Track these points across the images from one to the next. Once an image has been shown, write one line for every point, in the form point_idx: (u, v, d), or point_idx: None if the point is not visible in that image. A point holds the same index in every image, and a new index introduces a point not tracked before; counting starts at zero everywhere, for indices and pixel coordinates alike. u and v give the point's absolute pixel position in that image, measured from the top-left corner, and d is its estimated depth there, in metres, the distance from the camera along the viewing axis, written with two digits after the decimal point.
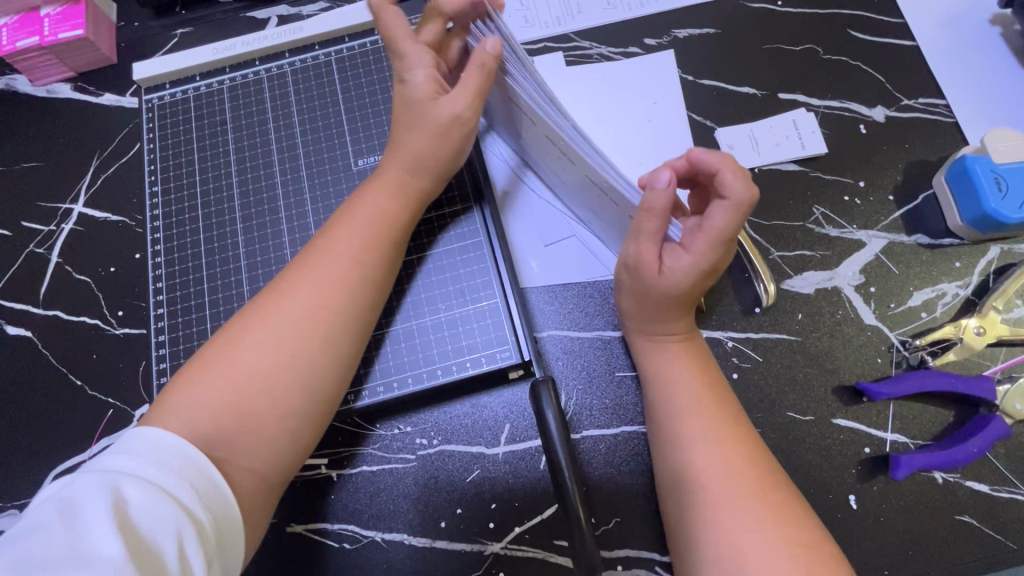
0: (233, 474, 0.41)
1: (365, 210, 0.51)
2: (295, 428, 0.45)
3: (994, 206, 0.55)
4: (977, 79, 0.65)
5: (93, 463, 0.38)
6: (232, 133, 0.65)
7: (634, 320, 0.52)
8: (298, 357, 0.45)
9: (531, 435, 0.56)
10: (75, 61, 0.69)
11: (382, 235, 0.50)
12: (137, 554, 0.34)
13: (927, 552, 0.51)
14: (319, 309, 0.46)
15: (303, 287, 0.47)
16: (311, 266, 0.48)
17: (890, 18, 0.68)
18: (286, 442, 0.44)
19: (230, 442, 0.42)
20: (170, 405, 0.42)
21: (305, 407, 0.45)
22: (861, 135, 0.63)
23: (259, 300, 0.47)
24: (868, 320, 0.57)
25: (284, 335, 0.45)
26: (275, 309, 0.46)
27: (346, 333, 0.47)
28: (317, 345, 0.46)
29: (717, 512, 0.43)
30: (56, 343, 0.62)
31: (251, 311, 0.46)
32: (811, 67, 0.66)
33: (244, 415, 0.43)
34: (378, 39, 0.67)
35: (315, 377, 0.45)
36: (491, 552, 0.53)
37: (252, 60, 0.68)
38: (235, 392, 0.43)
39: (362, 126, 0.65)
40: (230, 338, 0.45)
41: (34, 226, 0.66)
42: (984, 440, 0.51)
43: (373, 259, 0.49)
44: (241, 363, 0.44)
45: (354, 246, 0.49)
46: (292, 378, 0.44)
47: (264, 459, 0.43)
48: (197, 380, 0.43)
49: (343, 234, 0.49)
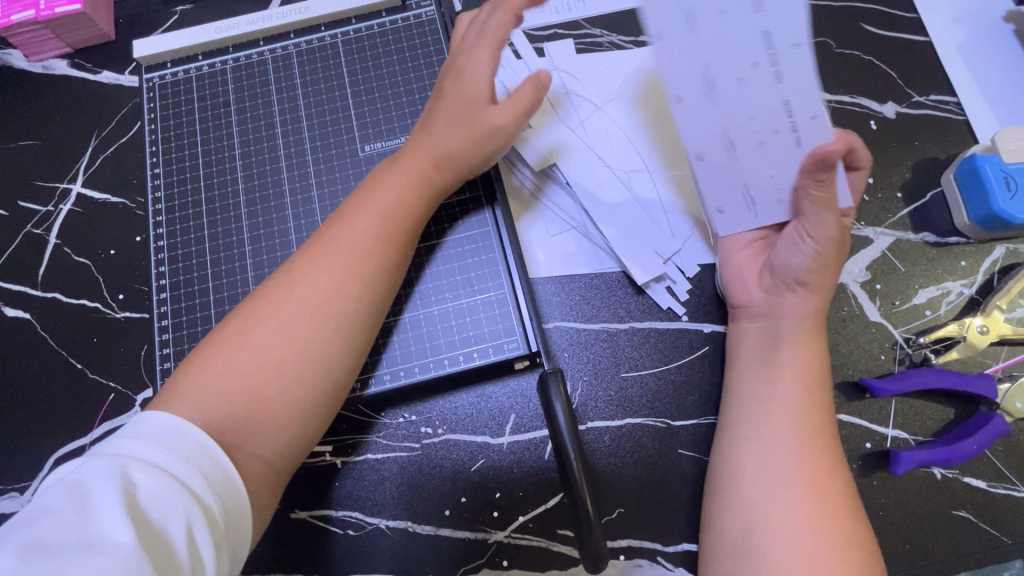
0: (243, 462, 0.41)
1: (386, 199, 0.50)
2: (306, 416, 0.44)
3: (1001, 206, 0.55)
4: (990, 77, 0.65)
5: (102, 446, 0.38)
6: (236, 115, 0.64)
7: (801, 296, 0.51)
8: (313, 344, 0.44)
9: (537, 425, 0.56)
10: (73, 36, 0.67)
11: (398, 224, 0.50)
12: (147, 542, 0.33)
13: (923, 545, 0.52)
14: (336, 297, 0.46)
15: (319, 274, 0.46)
16: (330, 252, 0.47)
17: (904, 12, 0.67)
18: (298, 431, 0.44)
19: (239, 430, 0.41)
20: (180, 390, 0.42)
21: (317, 396, 0.45)
22: (871, 130, 0.63)
23: (270, 286, 0.46)
24: (873, 317, 0.57)
25: (299, 322, 0.45)
26: (290, 294, 0.45)
27: (360, 320, 0.47)
28: (332, 332, 0.45)
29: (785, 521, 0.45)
30: (56, 326, 0.61)
31: (262, 296, 0.46)
32: (824, 61, 0.66)
33: (255, 401, 0.42)
34: (386, 21, 0.66)
35: (329, 365, 0.45)
36: (496, 540, 0.54)
37: (256, 40, 0.66)
38: (247, 378, 0.42)
39: (369, 109, 0.63)
40: (243, 323, 0.44)
41: (32, 206, 0.64)
42: (983, 438, 0.52)
43: (391, 251, 0.49)
44: (255, 349, 0.43)
45: (373, 236, 0.48)
46: (307, 365, 0.44)
47: (273, 445, 0.43)
48: (208, 366, 0.42)
49: (358, 220, 0.49)
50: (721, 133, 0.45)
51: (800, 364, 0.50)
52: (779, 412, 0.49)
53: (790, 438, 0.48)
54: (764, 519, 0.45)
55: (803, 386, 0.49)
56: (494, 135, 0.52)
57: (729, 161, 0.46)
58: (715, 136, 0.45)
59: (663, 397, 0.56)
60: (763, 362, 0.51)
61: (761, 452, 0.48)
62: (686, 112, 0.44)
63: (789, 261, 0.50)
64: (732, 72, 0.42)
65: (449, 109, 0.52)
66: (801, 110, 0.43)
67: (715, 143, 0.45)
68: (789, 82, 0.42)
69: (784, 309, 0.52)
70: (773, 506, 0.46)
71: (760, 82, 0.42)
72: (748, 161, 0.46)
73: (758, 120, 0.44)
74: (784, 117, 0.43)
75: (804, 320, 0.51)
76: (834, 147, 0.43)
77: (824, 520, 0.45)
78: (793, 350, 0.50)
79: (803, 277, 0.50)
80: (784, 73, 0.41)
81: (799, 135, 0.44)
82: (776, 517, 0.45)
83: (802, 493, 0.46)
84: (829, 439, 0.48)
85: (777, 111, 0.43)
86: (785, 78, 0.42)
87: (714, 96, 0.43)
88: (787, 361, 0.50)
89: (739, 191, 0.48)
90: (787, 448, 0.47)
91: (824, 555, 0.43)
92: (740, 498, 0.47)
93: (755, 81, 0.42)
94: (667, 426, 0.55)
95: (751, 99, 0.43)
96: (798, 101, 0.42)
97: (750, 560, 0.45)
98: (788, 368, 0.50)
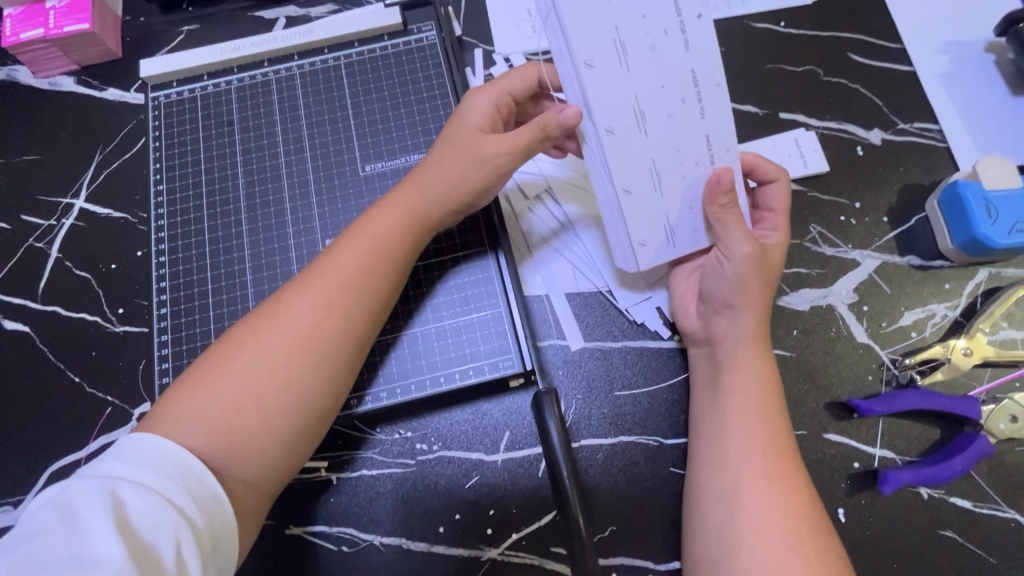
0: (228, 482, 0.42)
1: (372, 231, 0.51)
2: (286, 442, 0.45)
3: (983, 231, 0.57)
4: (972, 106, 0.67)
5: (85, 469, 0.38)
6: (239, 134, 0.65)
7: (723, 341, 0.53)
8: (296, 375, 0.45)
9: (531, 442, 0.57)
10: (81, 54, 0.68)
11: (383, 257, 0.51)
12: (139, 558, 0.34)
13: (911, 564, 0.53)
14: (319, 327, 0.47)
15: (304, 304, 0.47)
16: (318, 283, 0.48)
17: (889, 43, 0.69)
18: (276, 459, 0.44)
19: (220, 453, 0.42)
20: (167, 411, 0.42)
21: (295, 423, 0.45)
22: (857, 156, 0.65)
23: (259, 313, 0.47)
24: (860, 338, 0.59)
25: (283, 353, 0.45)
26: (278, 324, 0.46)
27: (343, 351, 0.47)
28: (317, 364, 0.46)
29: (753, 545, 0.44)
30: (55, 339, 0.61)
31: (251, 322, 0.47)
32: (813, 89, 0.68)
33: (234, 429, 0.42)
34: (388, 44, 0.68)
35: (309, 398, 0.46)
36: (488, 558, 0.54)
37: (260, 61, 0.68)
38: (228, 404, 0.43)
39: (370, 130, 0.65)
40: (228, 350, 0.45)
41: (35, 220, 0.65)
42: (967, 459, 0.53)
43: (376, 280, 0.50)
44: (237, 375, 0.44)
45: (357, 267, 0.49)
46: (287, 395, 0.45)
47: (254, 469, 0.43)
48: (192, 389, 0.43)
49: (345, 253, 0.50)
50: (649, 165, 0.48)
51: (746, 386, 0.51)
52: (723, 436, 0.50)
53: (734, 460, 0.48)
54: (724, 541, 0.46)
55: (746, 410, 0.50)
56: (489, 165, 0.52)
57: (656, 194, 0.49)
58: (643, 170, 0.48)
59: (656, 417, 0.57)
60: (710, 387, 0.53)
61: (712, 477, 0.49)
62: (618, 140, 0.47)
63: (714, 285, 0.53)
64: (663, 107, 0.48)
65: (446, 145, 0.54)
66: (718, 144, 0.50)
67: (644, 176, 0.48)
68: (715, 117, 0.49)
69: (726, 340, 0.53)
70: (732, 528, 0.46)
71: (686, 118, 0.49)
72: (671, 193, 0.50)
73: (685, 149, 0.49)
74: (705, 150, 0.50)
75: (739, 351, 0.52)
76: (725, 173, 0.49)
77: (793, 541, 0.44)
78: (737, 373, 0.52)
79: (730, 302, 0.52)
80: (707, 109, 0.49)
81: (715, 161, 0.50)
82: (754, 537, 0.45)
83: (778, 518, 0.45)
84: (784, 455, 0.48)
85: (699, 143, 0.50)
86: (707, 113, 0.49)
87: (644, 129, 0.47)
88: (726, 387, 0.52)
89: (659, 223, 0.50)
90: (732, 471, 0.48)
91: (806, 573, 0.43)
92: (693, 520, 0.49)
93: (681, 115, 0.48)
94: (659, 445, 0.56)
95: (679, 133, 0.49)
96: (716, 135, 0.50)
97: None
98: (728, 391, 0.51)
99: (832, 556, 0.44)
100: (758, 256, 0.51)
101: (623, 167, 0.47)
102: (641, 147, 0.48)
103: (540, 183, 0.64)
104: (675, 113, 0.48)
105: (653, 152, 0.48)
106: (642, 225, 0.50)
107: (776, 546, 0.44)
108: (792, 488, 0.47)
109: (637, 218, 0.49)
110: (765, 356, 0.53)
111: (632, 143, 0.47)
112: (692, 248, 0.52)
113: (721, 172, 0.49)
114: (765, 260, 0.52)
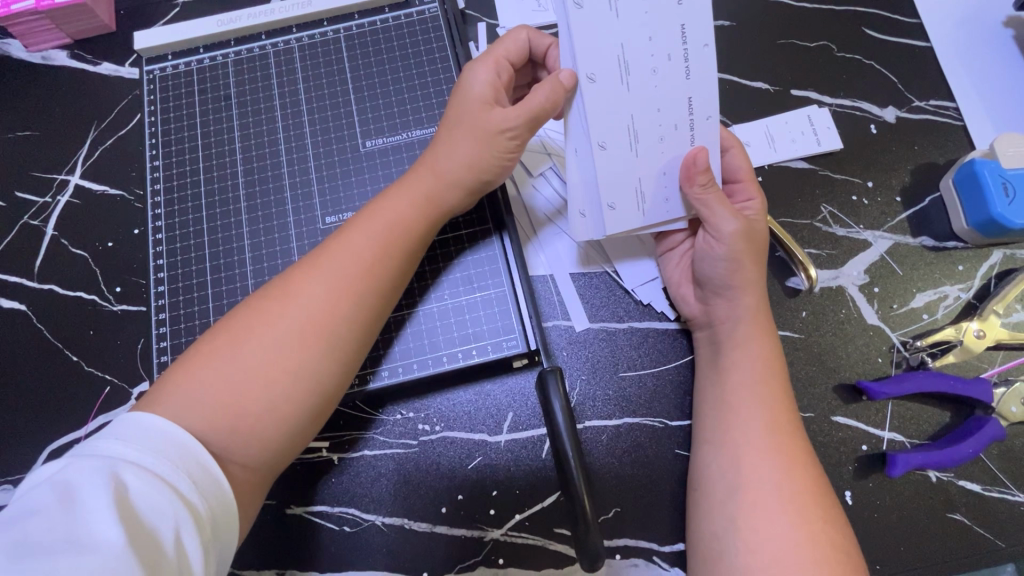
0: (228, 467, 0.41)
1: (384, 214, 0.49)
2: (295, 429, 0.44)
3: (1000, 211, 0.55)
4: (989, 84, 0.65)
5: (85, 447, 0.37)
6: (236, 108, 0.64)
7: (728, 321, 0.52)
8: (302, 362, 0.43)
9: (534, 424, 0.56)
10: (73, 27, 0.66)
11: (395, 243, 0.49)
12: (137, 542, 0.33)
13: (918, 547, 0.52)
14: (330, 314, 0.45)
15: (313, 289, 0.45)
16: (329, 267, 0.46)
17: (905, 17, 0.67)
18: (284, 443, 0.44)
19: (223, 439, 0.41)
20: (167, 396, 0.41)
21: (302, 411, 0.44)
22: (871, 134, 0.63)
23: (265, 296, 0.46)
24: (870, 320, 0.58)
25: (292, 339, 0.43)
26: (285, 306, 0.44)
27: (353, 339, 0.46)
28: (325, 349, 0.44)
29: (757, 525, 0.44)
30: (52, 318, 0.60)
31: (256, 307, 0.45)
32: (826, 65, 0.66)
33: (241, 413, 0.41)
34: (389, 17, 0.66)
35: (318, 385, 0.44)
36: (491, 538, 0.54)
37: (257, 34, 0.66)
38: (234, 391, 0.42)
39: (372, 106, 0.63)
40: (234, 331, 0.44)
41: (30, 197, 0.64)
42: (978, 441, 0.52)
43: (388, 266, 0.48)
44: (245, 363, 0.42)
45: (367, 249, 0.47)
46: (296, 381, 0.43)
47: (259, 455, 0.43)
48: (194, 374, 0.42)
49: (356, 237, 0.48)
50: (627, 124, 0.48)
51: (747, 363, 0.50)
52: (739, 416, 0.49)
53: (742, 441, 0.47)
54: (724, 523, 0.45)
55: (752, 391, 0.49)
56: (497, 134, 0.49)
57: (631, 155, 0.49)
58: (620, 125, 0.48)
59: (661, 398, 0.56)
60: (712, 369, 0.52)
61: (713, 460, 0.49)
62: (601, 90, 0.47)
63: (706, 267, 0.53)
64: (647, 61, 0.47)
65: (452, 121, 0.51)
66: (699, 112, 0.49)
67: (621, 133, 0.48)
68: (700, 79, 0.48)
69: (728, 314, 0.52)
70: (732, 506, 0.45)
71: (672, 75, 0.48)
72: (647, 155, 0.50)
73: (666, 111, 0.49)
74: (686, 115, 0.49)
75: (740, 331, 0.51)
76: (698, 157, 0.49)
77: (798, 523, 0.43)
78: (738, 352, 0.51)
79: (722, 285, 0.52)
80: (692, 69, 0.48)
81: (695, 133, 0.50)
82: (759, 523, 0.44)
83: (787, 501, 0.44)
84: (791, 438, 0.47)
85: (680, 108, 0.49)
86: (693, 75, 0.48)
87: (627, 80, 0.47)
88: (737, 366, 0.50)
89: (632, 187, 0.51)
90: (740, 451, 0.47)
91: (813, 554, 0.42)
92: (697, 503, 0.49)
93: (662, 75, 0.48)
94: (664, 427, 0.55)
95: (661, 91, 0.48)
96: (699, 99, 0.49)
97: (723, 558, 0.44)
98: (729, 369, 0.51)
99: (834, 532, 0.44)
100: (746, 233, 0.51)
101: (601, 120, 0.48)
102: (621, 100, 0.47)
103: (543, 161, 0.63)
104: (660, 68, 0.47)
105: (633, 108, 0.48)
106: (614, 185, 0.50)
107: (781, 529, 0.43)
108: (793, 467, 0.46)
109: (612, 175, 0.49)
110: (766, 335, 0.52)
111: (613, 96, 0.47)
112: (664, 218, 0.53)
113: (696, 152, 0.49)
114: (753, 235, 0.52)
